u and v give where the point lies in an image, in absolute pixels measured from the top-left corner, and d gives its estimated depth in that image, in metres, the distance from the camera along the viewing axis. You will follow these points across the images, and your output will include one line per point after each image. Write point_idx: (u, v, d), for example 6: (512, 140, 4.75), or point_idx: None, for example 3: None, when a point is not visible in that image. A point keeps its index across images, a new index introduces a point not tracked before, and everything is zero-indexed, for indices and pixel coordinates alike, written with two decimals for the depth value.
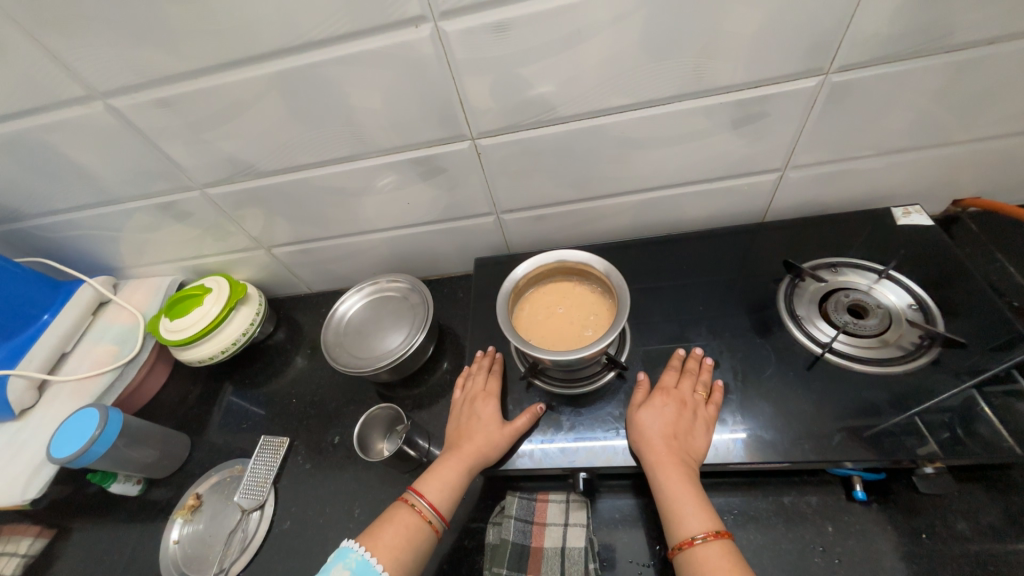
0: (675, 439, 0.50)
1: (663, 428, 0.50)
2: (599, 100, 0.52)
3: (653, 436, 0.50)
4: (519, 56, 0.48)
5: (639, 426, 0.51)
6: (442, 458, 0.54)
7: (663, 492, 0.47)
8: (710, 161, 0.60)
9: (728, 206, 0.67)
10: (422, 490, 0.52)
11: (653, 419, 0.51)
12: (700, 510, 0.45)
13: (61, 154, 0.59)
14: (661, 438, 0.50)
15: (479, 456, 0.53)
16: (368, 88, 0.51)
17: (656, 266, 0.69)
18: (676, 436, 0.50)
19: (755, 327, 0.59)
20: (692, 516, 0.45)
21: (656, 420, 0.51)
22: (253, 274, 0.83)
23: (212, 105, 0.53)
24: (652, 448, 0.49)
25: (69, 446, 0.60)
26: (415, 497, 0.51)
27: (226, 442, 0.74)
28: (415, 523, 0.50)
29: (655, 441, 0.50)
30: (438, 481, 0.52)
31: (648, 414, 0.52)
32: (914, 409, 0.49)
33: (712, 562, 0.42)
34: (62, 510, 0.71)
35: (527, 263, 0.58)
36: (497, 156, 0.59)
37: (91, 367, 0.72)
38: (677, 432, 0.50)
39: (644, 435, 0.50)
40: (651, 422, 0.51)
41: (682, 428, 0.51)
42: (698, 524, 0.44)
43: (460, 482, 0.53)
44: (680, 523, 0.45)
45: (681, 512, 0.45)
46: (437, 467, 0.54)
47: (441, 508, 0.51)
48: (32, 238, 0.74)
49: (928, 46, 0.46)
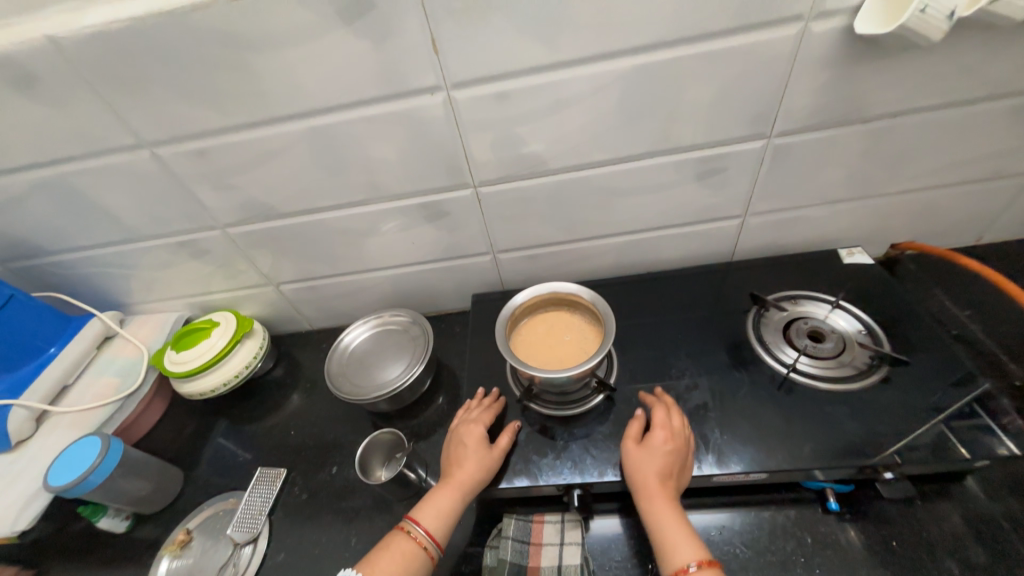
0: (669, 477, 0.52)
1: (658, 466, 0.52)
2: (583, 156, 0.61)
3: (648, 475, 0.51)
4: (516, 118, 0.57)
5: (638, 463, 0.53)
6: (437, 485, 0.56)
7: (656, 530, 0.49)
8: (680, 208, 0.69)
9: (699, 248, 0.76)
10: (418, 517, 0.53)
11: (650, 457, 0.52)
12: (689, 546, 0.47)
13: (98, 195, 0.65)
14: (656, 478, 0.51)
15: (472, 481, 0.55)
16: (385, 141, 0.59)
17: (639, 301, 0.76)
18: (670, 475, 0.52)
19: (728, 353, 0.66)
20: (681, 552, 0.47)
21: (653, 459, 0.52)
22: (258, 310, 0.87)
23: (246, 155, 0.61)
24: (647, 488, 0.51)
25: (67, 474, 0.60)
26: (411, 525, 0.53)
27: (220, 476, 0.74)
28: (411, 549, 0.51)
29: (651, 480, 0.51)
30: (432, 509, 0.54)
31: (645, 452, 0.53)
32: (896, 447, 0.52)
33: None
34: (42, 551, 0.69)
35: (523, 293, 0.64)
36: (495, 202, 0.67)
37: (92, 399, 0.73)
38: (671, 471, 0.52)
39: (641, 474, 0.52)
40: (648, 460, 0.52)
41: (676, 466, 0.52)
42: (687, 558, 0.46)
43: (455, 509, 0.54)
44: (671, 560, 0.47)
45: (671, 550, 0.48)
46: (432, 494, 0.55)
47: (436, 534, 0.52)
48: (48, 273, 0.77)
49: (847, 117, 0.57)
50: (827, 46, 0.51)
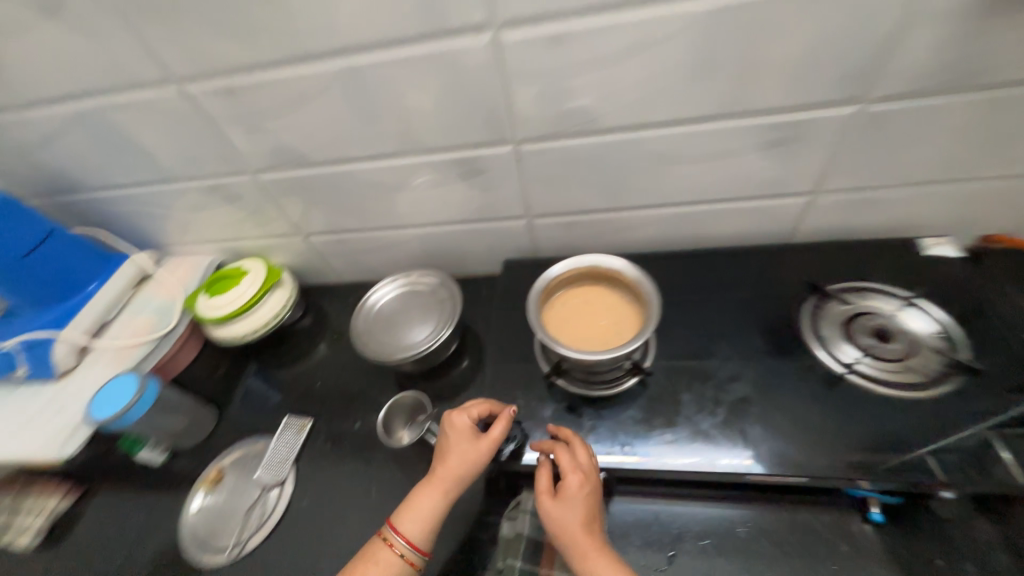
0: (592, 525, 0.47)
1: (579, 514, 0.47)
2: (639, 115, 0.55)
3: (574, 530, 0.47)
4: (568, 67, 0.51)
5: (556, 518, 0.47)
6: (421, 488, 0.53)
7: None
8: (742, 180, 0.61)
9: (756, 226, 0.68)
10: (399, 525, 0.51)
11: (570, 507, 0.47)
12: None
13: (127, 132, 0.63)
14: (582, 529, 0.47)
15: (456, 479, 0.52)
16: (421, 88, 0.54)
17: (681, 279, 0.70)
18: (592, 522, 0.47)
19: (776, 344, 0.61)
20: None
21: (574, 507, 0.47)
22: (287, 259, 0.86)
23: (275, 96, 0.57)
24: (580, 549, 0.46)
25: (106, 409, 0.64)
26: (392, 533, 0.51)
27: (249, 419, 0.77)
28: (390, 558, 0.50)
29: (579, 535, 0.46)
30: (413, 515, 0.51)
31: (564, 505, 0.48)
32: (926, 447, 0.49)
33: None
34: (90, 472, 0.74)
35: (560, 265, 0.60)
36: (536, 161, 0.62)
37: (130, 336, 0.75)
38: (591, 515, 0.48)
39: (568, 534, 0.47)
40: (569, 513, 0.47)
41: (593, 508, 0.48)
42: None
43: (438, 514, 0.52)
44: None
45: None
46: (414, 496, 0.53)
47: (418, 544, 0.50)
48: (86, 209, 0.78)
49: (965, 83, 0.48)
50: None
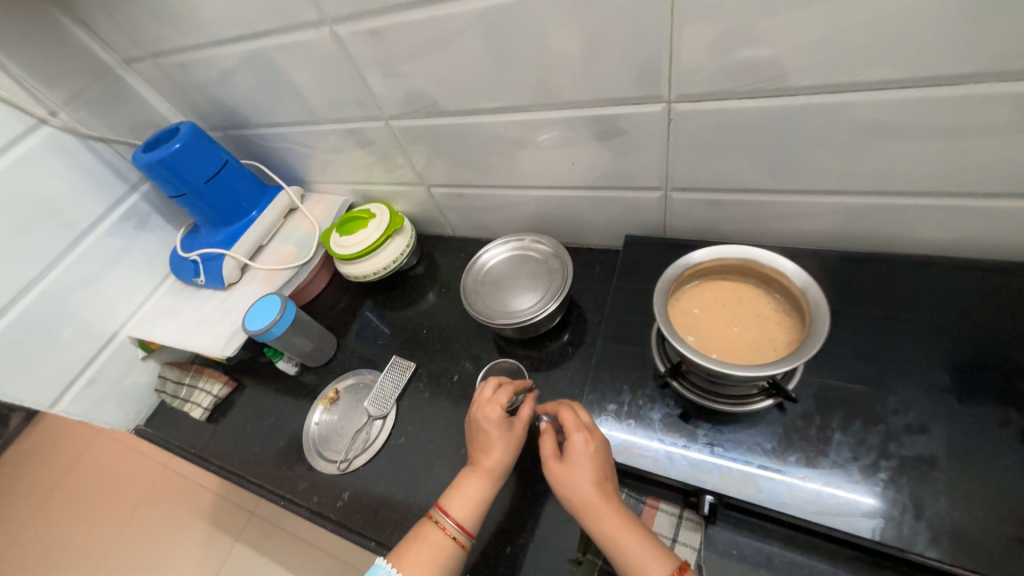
0: (602, 480, 0.47)
1: (590, 471, 0.47)
2: (851, 71, 0.41)
3: (584, 485, 0.46)
4: (765, 3, 0.39)
5: (568, 482, 0.47)
6: (466, 474, 0.54)
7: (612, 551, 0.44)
8: (987, 169, 0.45)
9: (989, 233, 0.50)
10: (448, 509, 0.51)
11: (581, 463, 0.47)
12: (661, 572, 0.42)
13: (287, 73, 0.68)
14: (593, 483, 0.46)
15: (501, 463, 0.53)
16: (568, 30, 0.47)
17: (854, 287, 0.56)
18: (603, 480, 0.47)
19: (987, 398, 0.46)
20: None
21: (585, 464, 0.47)
22: (409, 207, 0.89)
23: (417, 40, 0.55)
24: (592, 506, 0.46)
25: (256, 322, 0.73)
26: (441, 514, 0.52)
27: (363, 352, 0.84)
28: (441, 540, 0.50)
29: (590, 492, 0.46)
30: (461, 498, 0.52)
31: (573, 462, 0.47)
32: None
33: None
34: (243, 369, 0.88)
35: (701, 252, 0.51)
36: (690, 125, 0.52)
37: (277, 261, 0.86)
38: (600, 470, 0.47)
39: (578, 490, 0.46)
40: (580, 470, 0.47)
41: (602, 464, 0.48)
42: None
43: (485, 498, 0.53)
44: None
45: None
46: (458, 483, 0.54)
47: (467, 525, 0.51)
48: (253, 143, 0.88)
49: None
50: None
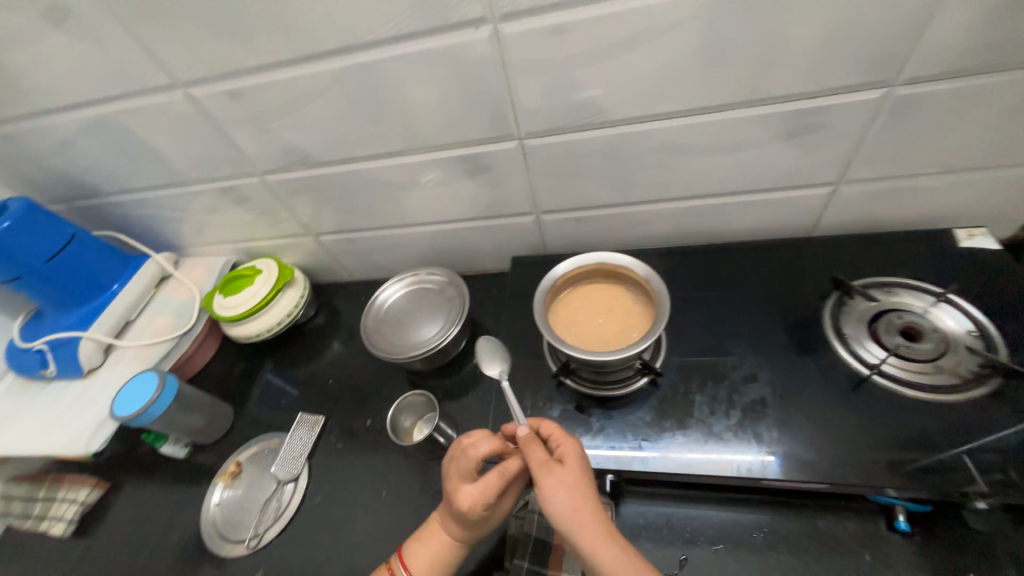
0: (595, 504, 0.43)
1: (577, 492, 0.44)
2: (649, 106, 0.52)
3: (576, 510, 0.43)
4: (572, 58, 0.49)
5: (554, 490, 0.44)
6: (436, 527, 0.52)
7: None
8: (759, 171, 0.59)
9: (775, 218, 0.65)
10: (408, 563, 0.50)
11: (570, 483, 0.44)
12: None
13: (140, 137, 0.64)
14: (584, 506, 0.43)
15: (472, 531, 0.51)
16: (422, 85, 0.53)
17: (696, 275, 0.68)
18: (594, 502, 0.44)
19: (797, 344, 0.58)
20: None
21: (574, 486, 0.44)
22: (300, 259, 0.87)
23: (280, 98, 0.57)
24: (586, 533, 0.42)
25: (129, 406, 0.66)
26: (399, 569, 0.50)
27: (265, 416, 0.78)
28: None
29: (583, 515, 0.42)
30: (426, 555, 0.51)
31: (560, 481, 0.44)
32: (963, 446, 0.46)
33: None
34: (118, 466, 0.77)
35: (566, 263, 0.60)
36: (542, 157, 0.60)
37: (151, 335, 0.77)
38: (591, 494, 0.44)
39: (568, 512, 0.43)
40: (569, 490, 0.44)
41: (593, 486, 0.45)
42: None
43: (449, 557, 0.51)
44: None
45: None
46: (428, 538, 0.52)
47: None
48: (107, 213, 0.80)
49: (1006, 61, 0.44)
50: None
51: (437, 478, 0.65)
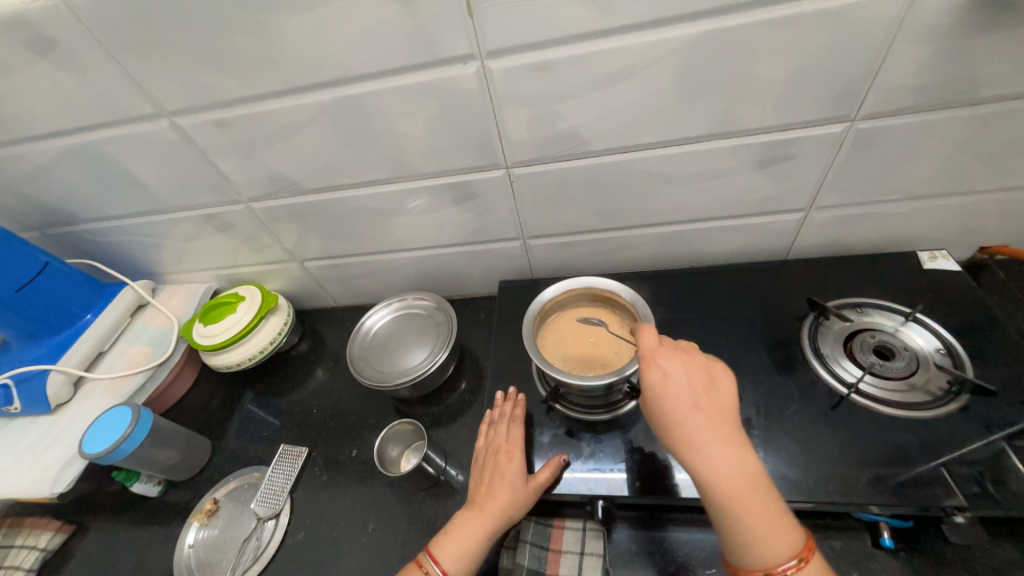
0: (707, 414, 0.43)
1: (682, 403, 0.43)
2: (630, 137, 0.55)
3: (682, 422, 0.43)
4: (557, 92, 0.51)
5: (666, 401, 0.44)
6: (465, 517, 0.52)
7: (722, 501, 0.40)
8: (735, 198, 0.61)
9: (752, 242, 0.68)
10: (438, 555, 0.49)
11: (673, 393, 0.44)
12: (777, 531, 0.40)
13: (122, 165, 0.64)
14: (692, 418, 0.43)
15: (504, 517, 0.50)
16: (412, 116, 0.55)
17: (680, 297, 0.70)
18: (706, 412, 0.43)
19: (779, 364, 0.59)
20: (769, 544, 0.39)
21: (679, 396, 0.44)
22: (283, 285, 0.86)
23: (268, 128, 0.57)
24: (692, 443, 0.42)
25: (99, 443, 0.62)
26: (430, 562, 0.49)
27: (245, 449, 0.75)
28: None
29: (689, 428, 0.42)
30: (455, 548, 0.49)
31: (664, 393, 0.44)
32: (941, 459, 0.48)
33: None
34: (84, 507, 0.73)
35: (554, 288, 0.62)
36: (529, 185, 0.62)
37: (124, 366, 0.75)
38: (701, 402, 0.43)
39: (669, 422, 0.43)
40: (672, 404, 0.43)
41: (705, 393, 0.44)
42: (777, 554, 0.39)
43: (480, 548, 0.50)
44: (753, 551, 0.39)
45: (752, 537, 0.40)
46: (456, 531, 0.51)
47: None
48: (83, 240, 0.78)
49: (954, 99, 0.48)
50: (943, 10, 0.41)
51: (426, 510, 0.63)
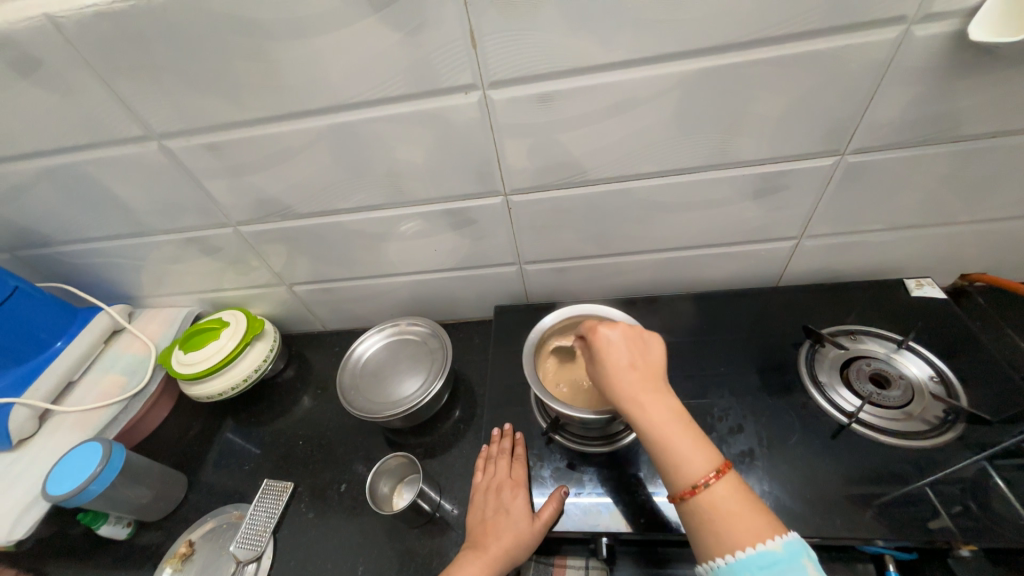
0: (639, 368, 0.45)
1: (622, 364, 0.45)
2: (628, 167, 0.55)
3: (615, 373, 0.45)
4: (559, 124, 0.51)
5: (600, 358, 0.46)
6: (466, 556, 0.49)
7: (649, 433, 0.42)
8: (730, 226, 0.62)
9: (745, 268, 0.69)
10: None
11: (611, 352, 0.46)
12: (696, 449, 0.41)
13: (103, 186, 0.61)
14: (624, 374, 0.44)
15: (507, 558, 0.48)
16: (411, 144, 0.54)
17: (677, 322, 0.70)
18: (640, 363, 0.45)
19: (777, 392, 0.60)
20: (688, 461, 0.40)
21: (616, 355, 0.46)
22: (270, 309, 0.83)
23: (261, 152, 0.56)
24: (622, 389, 0.44)
25: (66, 483, 0.58)
26: None
27: (225, 485, 0.71)
28: None
29: (621, 378, 0.44)
30: None
31: (603, 353, 0.46)
32: (922, 473, 0.50)
33: (720, 501, 0.38)
34: (43, 551, 0.67)
35: (554, 315, 0.62)
36: (527, 212, 0.62)
37: (96, 397, 0.70)
38: (636, 361, 0.45)
39: (607, 377, 0.45)
40: (608, 360, 0.46)
41: (640, 351, 0.46)
42: (697, 469, 0.40)
43: None
44: (676, 472, 0.40)
45: (676, 457, 0.40)
46: (458, 569, 0.48)
47: None
48: (56, 263, 0.75)
49: (936, 136, 0.50)
50: (928, 54, 0.44)
51: (420, 548, 0.60)
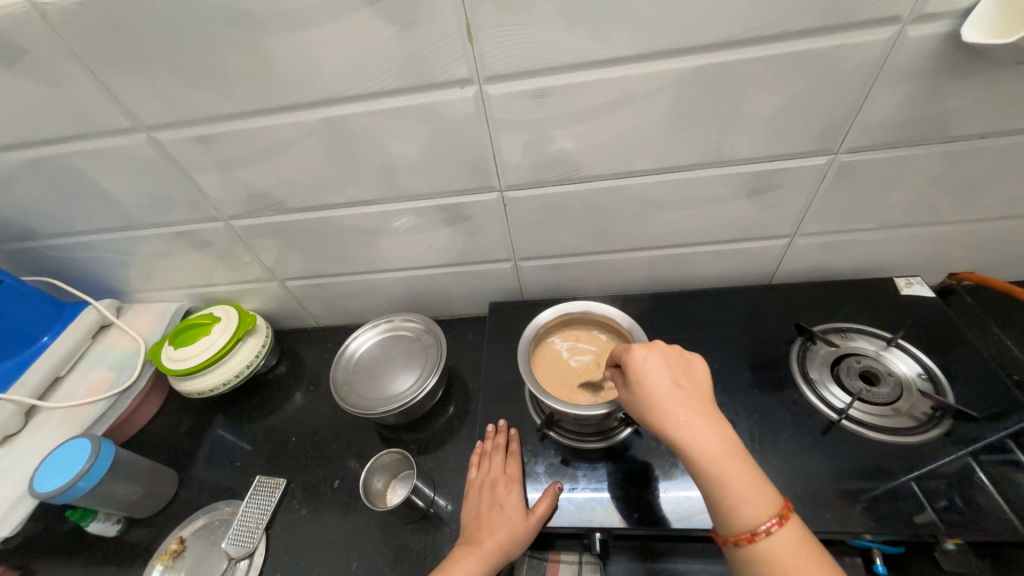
0: (687, 396, 0.43)
1: (667, 389, 0.43)
2: (624, 164, 0.55)
3: (663, 402, 0.42)
4: (554, 120, 0.51)
5: (643, 382, 0.44)
6: (461, 552, 0.49)
7: (704, 469, 0.40)
8: (724, 224, 0.63)
9: (738, 265, 0.70)
10: None
11: (654, 377, 0.44)
12: (755, 493, 0.39)
13: (90, 178, 0.60)
14: (674, 402, 0.42)
15: (501, 553, 0.48)
16: (406, 138, 0.54)
17: (670, 319, 0.70)
18: (686, 390, 0.44)
19: (769, 389, 0.60)
20: (748, 505, 0.38)
21: (658, 379, 0.44)
22: (262, 304, 0.83)
23: (253, 146, 0.55)
24: (673, 420, 0.41)
25: (53, 480, 0.57)
26: None
27: (216, 481, 0.71)
28: None
29: (670, 408, 0.42)
30: None
31: (646, 378, 0.44)
32: (909, 469, 0.51)
33: (780, 549, 0.37)
34: (30, 549, 0.66)
35: (549, 311, 0.62)
36: (522, 208, 0.62)
37: (84, 393, 0.69)
38: (682, 384, 0.44)
39: (652, 405, 0.43)
40: (652, 386, 0.43)
41: (684, 378, 0.45)
42: (758, 514, 0.38)
43: None
44: (733, 515, 0.39)
45: (734, 499, 0.39)
46: (452, 564, 0.48)
47: None
48: (42, 257, 0.73)
49: (927, 136, 0.51)
50: (922, 54, 0.44)
51: (414, 544, 0.60)
